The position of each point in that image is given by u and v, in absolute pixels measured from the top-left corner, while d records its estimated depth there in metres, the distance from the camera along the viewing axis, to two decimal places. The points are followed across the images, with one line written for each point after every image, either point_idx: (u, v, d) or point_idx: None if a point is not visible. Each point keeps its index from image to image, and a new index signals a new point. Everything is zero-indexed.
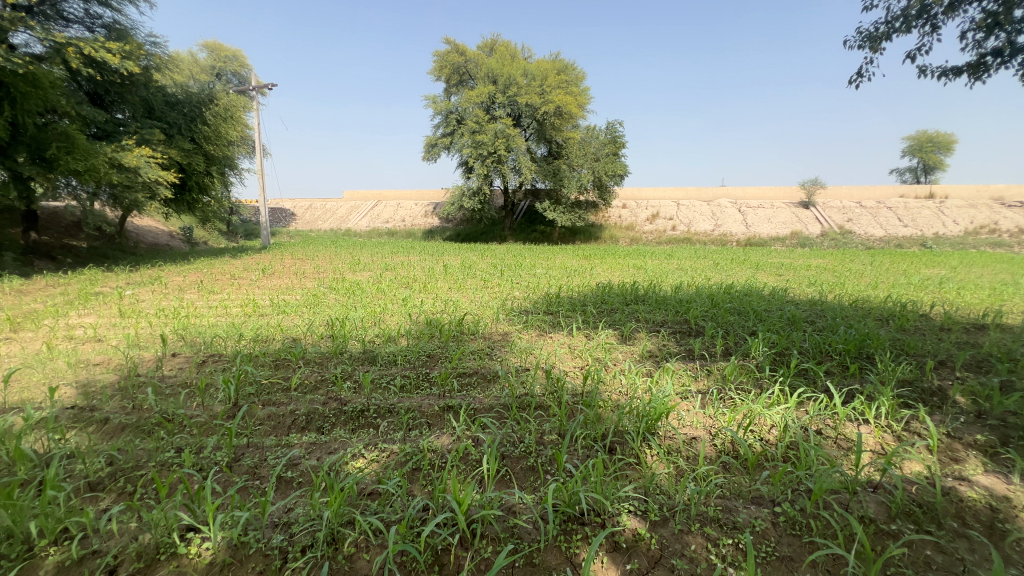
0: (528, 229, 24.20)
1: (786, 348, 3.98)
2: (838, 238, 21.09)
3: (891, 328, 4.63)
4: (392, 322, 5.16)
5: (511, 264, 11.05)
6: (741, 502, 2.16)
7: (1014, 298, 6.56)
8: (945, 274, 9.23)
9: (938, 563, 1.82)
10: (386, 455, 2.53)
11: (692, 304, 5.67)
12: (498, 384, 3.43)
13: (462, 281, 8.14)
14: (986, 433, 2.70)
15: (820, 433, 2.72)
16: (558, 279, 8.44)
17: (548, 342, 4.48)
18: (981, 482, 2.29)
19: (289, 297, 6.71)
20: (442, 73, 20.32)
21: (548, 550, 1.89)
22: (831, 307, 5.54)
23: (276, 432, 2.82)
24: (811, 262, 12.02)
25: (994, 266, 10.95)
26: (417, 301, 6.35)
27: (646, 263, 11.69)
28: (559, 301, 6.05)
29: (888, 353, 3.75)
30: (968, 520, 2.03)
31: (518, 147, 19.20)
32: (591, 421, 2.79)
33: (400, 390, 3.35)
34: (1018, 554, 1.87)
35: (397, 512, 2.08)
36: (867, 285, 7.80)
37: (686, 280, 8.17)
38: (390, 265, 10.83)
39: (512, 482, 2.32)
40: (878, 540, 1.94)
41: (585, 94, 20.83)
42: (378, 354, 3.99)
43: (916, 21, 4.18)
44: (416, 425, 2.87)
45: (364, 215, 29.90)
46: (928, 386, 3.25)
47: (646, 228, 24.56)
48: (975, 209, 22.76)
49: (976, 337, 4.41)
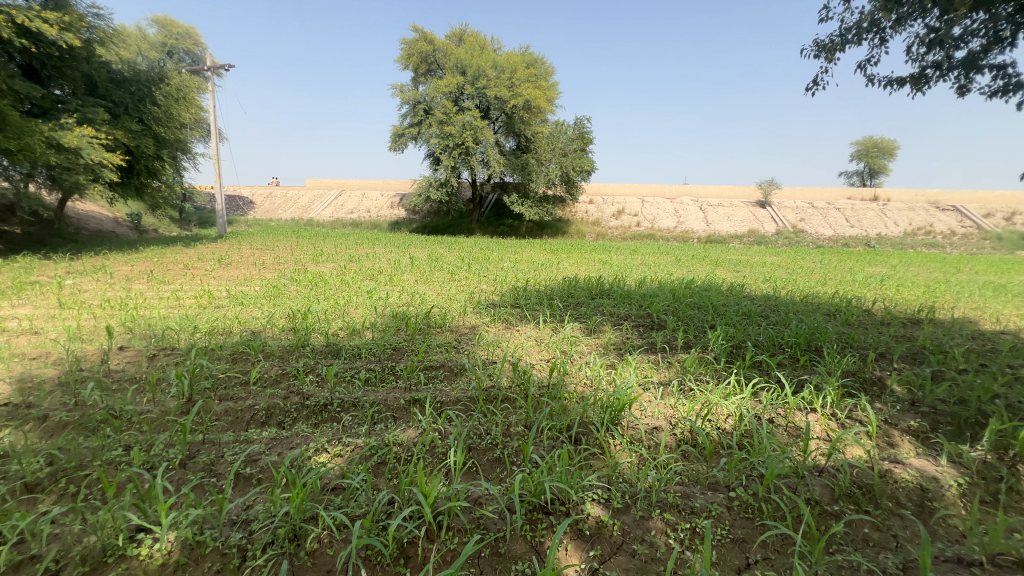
0: (495, 222, 24.23)
1: (742, 341, 4.16)
2: (791, 237, 22.14)
3: (838, 322, 4.92)
4: (356, 314, 5.07)
5: (477, 257, 11.05)
6: (698, 488, 2.26)
7: (947, 295, 7.09)
8: (886, 272, 9.83)
9: (875, 539, 1.97)
10: (350, 449, 2.50)
11: (654, 298, 5.83)
12: (465, 377, 3.43)
13: (428, 274, 8.06)
14: (919, 419, 2.91)
15: (772, 421, 2.86)
16: (526, 273, 8.48)
17: (515, 334, 4.51)
18: (913, 464, 2.48)
19: (247, 289, 6.47)
20: (410, 61, 19.93)
21: (514, 539, 1.92)
22: (783, 302, 5.81)
23: (233, 428, 2.73)
24: (766, 259, 12.60)
25: (929, 266, 11.75)
26: (382, 293, 6.26)
27: (611, 257, 11.90)
28: (526, 294, 6.10)
29: (834, 346, 3.98)
30: (901, 500, 2.20)
31: (486, 140, 19.08)
32: (557, 412, 2.84)
33: (365, 383, 3.30)
34: (943, 529, 2.05)
35: (362, 506, 2.05)
36: (816, 281, 8.25)
37: (649, 275, 8.40)
38: (356, 256, 10.59)
39: (478, 474, 2.33)
40: (822, 520, 2.08)
41: (554, 89, 20.85)
42: (342, 347, 3.91)
43: (865, 34, 4.41)
44: (381, 419, 2.84)
45: (327, 204, 29.08)
46: (869, 376, 3.48)
47: (612, 224, 24.99)
48: (913, 211, 24.38)
49: (912, 330, 4.75)
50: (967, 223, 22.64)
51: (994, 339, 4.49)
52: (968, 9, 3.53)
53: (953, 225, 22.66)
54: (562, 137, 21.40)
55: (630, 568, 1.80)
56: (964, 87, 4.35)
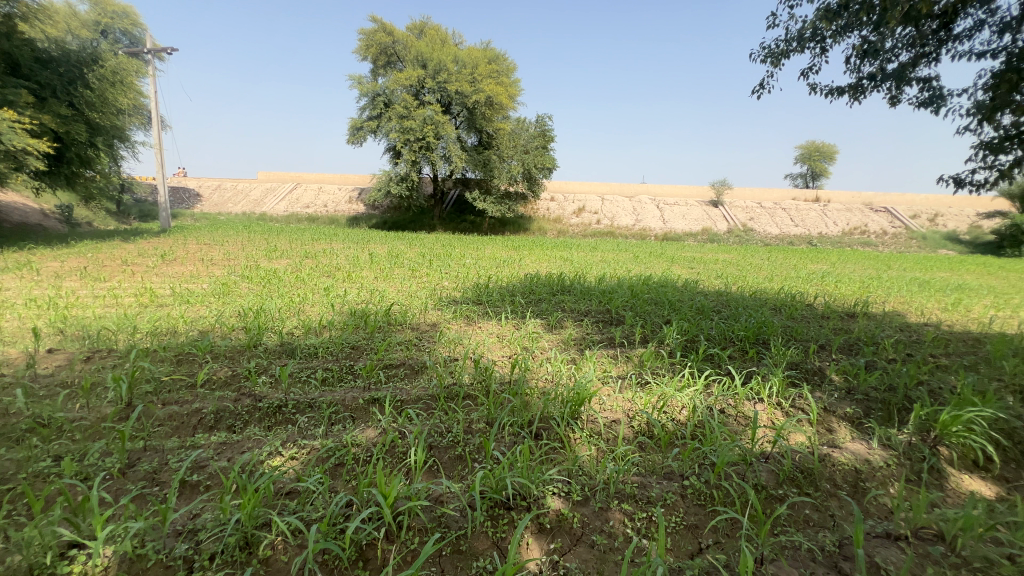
0: (457, 218, 24.05)
1: (696, 335, 4.32)
2: (741, 235, 23.17)
3: (783, 316, 5.20)
4: (312, 312, 4.91)
5: (439, 253, 10.94)
6: (655, 478, 2.33)
7: (879, 290, 7.65)
8: (827, 269, 10.46)
9: (815, 519, 2.10)
10: (306, 452, 2.42)
11: (613, 294, 5.96)
12: (426, 375, 3.39)
13: (389, 271, 7.90)
14: (854, 406, 3.12)
15: (723, 411, 2.99)
16: (488, 269, 8.48)
17: (477, 331, 4.48)
18: (849, 447, 2.65)
19: (193, 286, 6.11)
20: (369, 52, 19.43)
21: (475, 536, 1.92)
22: (733, 298, 6.07)
23: (178, 433, 2.58)
24: (718, 256, 13.15)
25: (863, 263, 12.64)
26: (340, 291, 6.07)
27: (572, 254, 12.08)
28: (488, 291, 6.09)
29: (779, 339, 4.21)
30: (838, 481, 2.36)
31: (447, 135, 18.86)
32: (518, 408, 2.85)
33: (321, 383, 3.20)
34: (874, 507, 2.21)
35: (319, 509, 1.99)
36: (764, 277, 8.67)
37: (608, 272, 8.57)
38: (312, 252, 10.24)
39: (439, 473, 2.31)
40: (768, 504, 2.19)
41: (516, 86, 20.83)
42: (297, 346, 3.77)
43: (808, 43, 4.66)
44: (339, 420, 2.77)
45: (281, 198, 27.94)
46: (811, 366, 3.69)
47: (573, 222, 25.35)
48: (850, 212, 26.09)
49: (848, 323, 5.08)
50: (897, 224, 24.44)
51: (919, 330, 4.89)
52: (898, 25, 3.79)
53: (885, 225, 24.41)
54: (524, 134, 21.49)
55: (590, 558, 1.84)
56: (895, 98, 4.66)
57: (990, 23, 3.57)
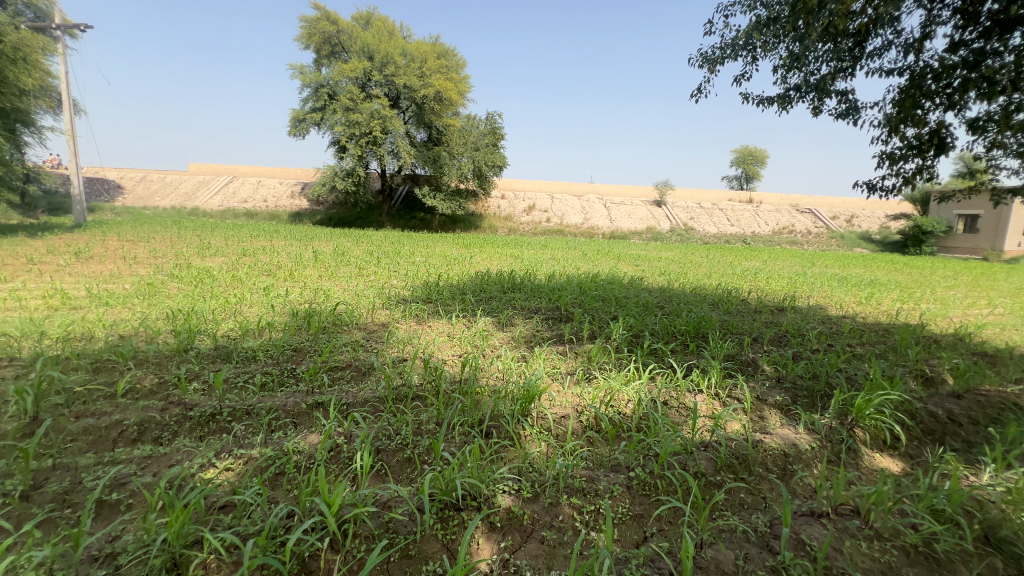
0: (406, 215, 23.57)
1: (641, 331, 4.47)
2: (683, 234, 24.29)
3: (721, 311, 5.50)
4: (251, 313, 4.64)
5: (388, 251, 10.68)
6: (603, 471, 2.39)
7: (805, 286, 8.25)
8: (759, 267, 11.16)
9: (749, 502, 2.23)
10: (243, 462, 2.28)
11: (563, 291, 6.06)
12: (374, 377, 3.29)
13: (335, 269, 7.61)
14: (783, 394, 3.35)
15: (666, 404, 3.12)
16: (438, 267, 8.38)
17: (427, 330, 4.41)
18: (779, 433, 2.84)
19: (112, 287, 5.60)
20: (311, 41, 18.62)
21: (424, 540, 1.89)
22: (676, 294, 6.35)
23: (95, 448, 2.35)
24: (661, 254, 13.69)
25: (790, 260, 13.62)
26: (281, 290, 5.78)
27: (522, 252, 12.15)
28: (438, 289, 6.01)
29: (717, 333, 4.44)
30: (769, 466, 2.52)
31: (395, 130, 18.41)
32: (468, 408, 2.83)
33: (260, 389, 3.02)
34: (801, 488, 2.38)
35: (256, 523, 1.88)
36: (704, 274, 9.14)
37: (557, 269, 8.71)
38: (250, 249, 9.68)
39: (387, 477, 2.25)
40: (707, 491, 2.31)
41: (466, 82, 20.64)
42: (233, 350, 3.55)
43: (741, 52, 4.92)
44: (279, 426, 2.63)
45: (215, 192, 26.20)
46: (745, 358, 3.93)
47: (523, 220, 25.54)
48: (779, 213, 28.02)
49: (778, 317, 5.46)
50: (820, 224, 26.52)
51: (838, 322, 5.34)
52: (819, 40, 4.08)
53: (809, 225, 26.43)
54: (474, 131, 21.42)
55: (539, 554, 1.86)
56: (817, 108, 5.03)
57: (896, 44, 3.92)
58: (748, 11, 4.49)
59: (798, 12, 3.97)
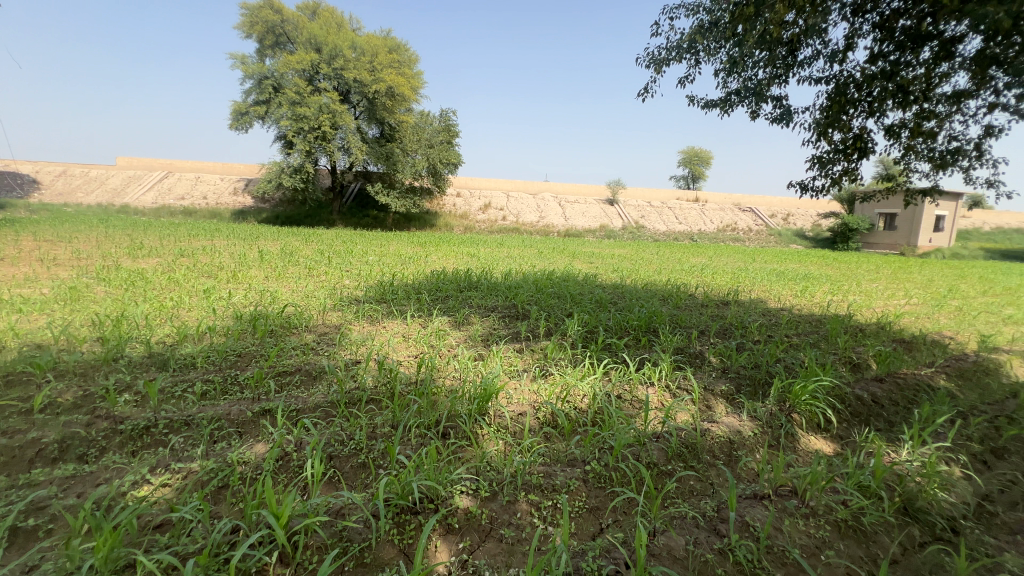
0: (359, 213, 22.92)
1: (595, 327, 4.57)
2: (635, 232, 25.04)
3: (670, 306, 5.71)
4: (189, 318, 4.35)
5: (340, 250, 10.34)
6: (559, 466, 2.42)
7: (746, 280, 8.72)
8: (706, 263, 11.68)
9: (697, 489, 2.34)
10: (182, 476, 2.14)
11: (520, 289, 6.09)
12: (325, 381, 3.17)
13: (283, 270, 7.28)
14: (727, 383, 3.52)
15: (620, 397, 3.20)
16: (392, 266, 8.21)
17: (382, 331, 4.31)
18: (724, 421, 2.98)
19: (28, 291, 5.10)
20: (253, 30, 17.70)
21: (380, 546, 1.84)
22: (628, 290, 6.54)
23: (8, 471, 2.13)
24: (614, 251, 14.04)
25: (733, 257, 14.35)
26: (224, 292, 5.46)
27: (478, 250, 12.13)
28: (393, 289, 5.88)
29: (667, 327, 4.61)
30: (716, 453, 2.64)
31: (345, 125, 17.82)
32: (425, 409, 2.79)
33: (200, 398, 2.84)
34: (744, 472, 2.52)
35: (197, 540, 1.77)
36: (654, 271, 9.46)
37: (514, 267, 8.74)
38: (188, 249, 9.10)
39: (340, 483, 2.18)
40: (659, 480, 2.40)
41: (419, 77, 20.26)
42: (170, 357, 3.32)
43: (686, 54, 5.11)
44: (222, 437, 2.48)
45: (147, 188, 24.42)
46: (693, 351, 4.10)
47: (479, 218, 25.47)
48: (723, 211, 29.43)
49: (723, 310, 5.74)
50: (760, 222, 28.10)
51: (777, 314, 5.68)
52: (756, 46, 4.30)
53: (750, 223, 27.96)
54: (427, 128, 21.09)
55: (498, 553, 1.86)
56: (755, 112, 5.30)
57: (824, 53, 4.20)
58: (692, 15, 4.66)
59: (737, 18, 4.17)
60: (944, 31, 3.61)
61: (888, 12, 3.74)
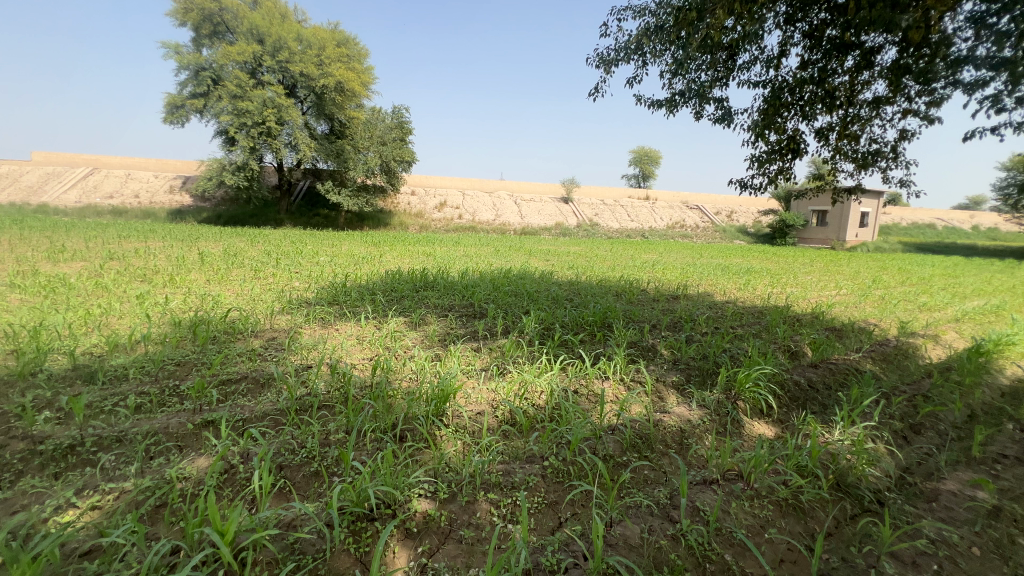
0: (308, 213, 22.08)
1: (552, 324, 4.63)
2: (589, 229, 25.56)
3: (624, 301, 5.87)
4: (121, 326, 4.03)
5: (288, 251, 9.91)
6: (518, 463, 2.44)
7: (694, 275, 9.10)
8: (657, 259, 12.09)
9: (651, 478, 2.41)
10: (114, 497, 1.98)
11: (477, 288, 6.07)
12: (274, 388, 3.03)
13: (226, 272, 6.90)
14: (678, 374, 3.66)
15: (576, 392, 3.26)
16: (345, 267, 7.96)
17: (334, 334, 4.17)
18: (675, 411, 3.10)
19: None
20: (188, 18, 16.64)
21: (335, 556, 1.78)
22: (583, 287, 6.66)
23: None
24: (569, 249, 14.27)
25: (682, 253, 14.93)
26: (160, 297, 5.11)
27: (435, 250, 11.99)
28: (346, 290, 5.71)
29: (621, 322, 4.73)
30: (668, 442, 2.74)
31: (292, 121, 17.09)
32: (380, 413, 2.72)
33: (134, 412, 2.65)
34: (694, 458, 2.63)
35: (131, 566, 1.64)
36: (608, 267, 9.69)
37: (471, 266, 8.70)
38: (117, 251, 8.45)
39: (291, 494, 2.09)
40: (615, 471, 2.46)
41: (369, 73, 19.72)
42: (98, 369, 3.07)
43: (634, 56, 5.25)
44: (160, 452, 2.32)
45: (69, 185, 22.45)
46: (646, 344, 4.23)
47: (435, 216, 25.16)
48: (673, 209, 30.57)
49: (673, 304, 5.96)
50: (706, 219, 29.40)
51: (722, 307, 5.97)
52: (699, 50, 4.48)
53: (698, 220, 29.21)
54: (379, 125, 20.58)
55: (458, 555, 1.85)
56: (698, 112, 5.54)
57: (761, 59, 4.44)
58: (639, 17, 4.79)
59: (681, 23, 4.33)
60: (864, 42, 3.91)
61: (816, 22, 3.99)
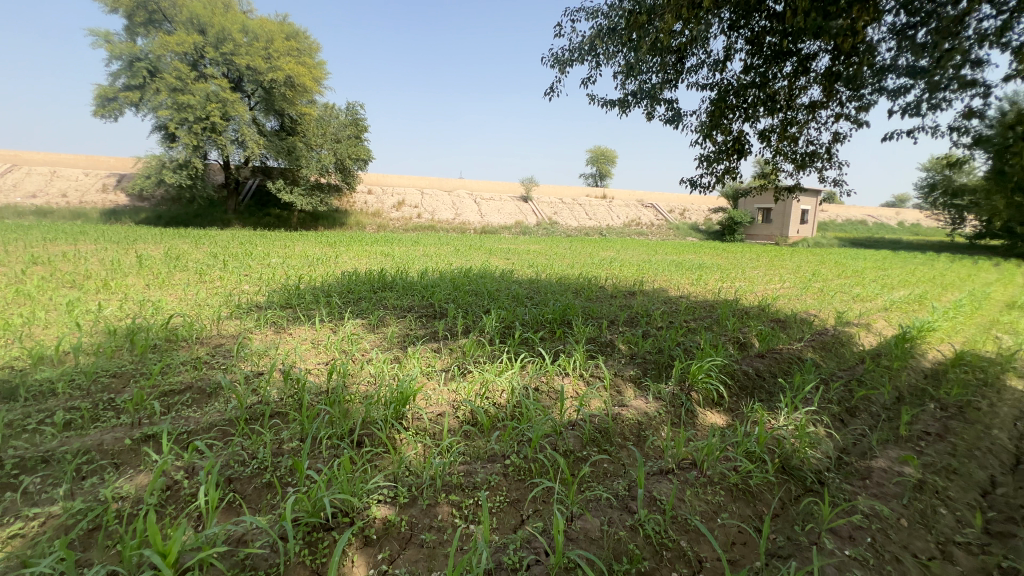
0: (258, 212, 21.12)
1: (512, 322, 4.64)
2: (549, 228, 25.83)
3: (583, 298, 5.97)
4: (46, 336, 3.71)
5: (236, 253, 9.44)
6: (480, 463, 2.43)
7: (650, 271, 9.37)
8: (614, 256, 12.37)
9: (610, 470, 2.47)
10: (39, 523, 1.82)
11: (436, 288, 5.99)
12: (222, 397, 2.88)
13: (168, 276, 6.50)
14: (635, 368, 3.76)
15: (537, 389, 3.28)
16: (299, 269, 7.67)
17: (287, 338, 4.02)
18: (633, 404, 3.18)
19: None
20: (120, 4, 15.54)
21: (290, 570, 1.71)
22: (543, 285, 6.72)
23: None
24: (529, 247, 14.37)
25: (638, 250, 15.35)
26: (92, 304, 4.74)
27: (393, 249, 11.76)
28: (299, 292, 5.51)
29: (580, 319, 4.80)
30: (626, 435, 2.81)
31: (239, 116, 16.29)
32: (337, 418, 2.64)
33: (63, 429, 2.44)
34: (651, 449, 2.71)
35: None
36: (567, 265, 9.82)
37: (430, 266, 8.59)
38: (42, 256, 7.77)
39: (242, 508, 1.99)
40: (575, 465, 2.50)
41: (321, 67, 19.08)
42: (20, 385, 2.81)
43: (587, 56, 5.34)
44: (93, 471, 2.16)
45: None
46: (604, 340, 4.32)
47: (393, 216, 24.69)
48: (629, 207, 31.37)
49: (630, 300, 6.11)
50: (661, 217, 30.37)
51: (677, 302, 6.17)
52: (649, 53, 4.61)
53: (653, 218, 30.12)
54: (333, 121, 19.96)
55: (419, 559, 1.82)
56: (650, 112, 5.70)
57: (707, 63, 4.62)
58: (592, 19, 4.88)
59: (632, 25, 4.44)
60: (801, 49, 4.14)
61: (757, 29, 4.19)
